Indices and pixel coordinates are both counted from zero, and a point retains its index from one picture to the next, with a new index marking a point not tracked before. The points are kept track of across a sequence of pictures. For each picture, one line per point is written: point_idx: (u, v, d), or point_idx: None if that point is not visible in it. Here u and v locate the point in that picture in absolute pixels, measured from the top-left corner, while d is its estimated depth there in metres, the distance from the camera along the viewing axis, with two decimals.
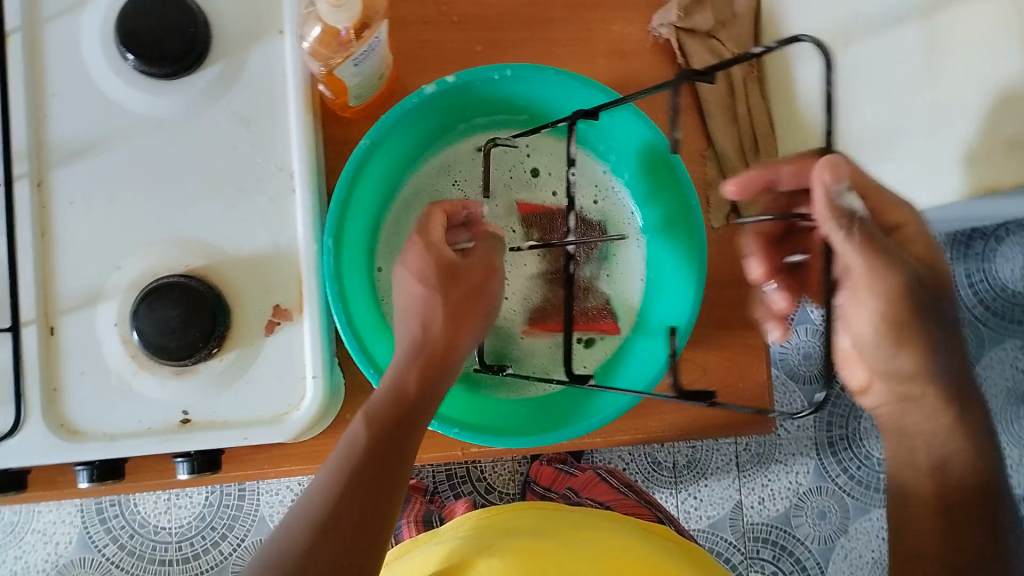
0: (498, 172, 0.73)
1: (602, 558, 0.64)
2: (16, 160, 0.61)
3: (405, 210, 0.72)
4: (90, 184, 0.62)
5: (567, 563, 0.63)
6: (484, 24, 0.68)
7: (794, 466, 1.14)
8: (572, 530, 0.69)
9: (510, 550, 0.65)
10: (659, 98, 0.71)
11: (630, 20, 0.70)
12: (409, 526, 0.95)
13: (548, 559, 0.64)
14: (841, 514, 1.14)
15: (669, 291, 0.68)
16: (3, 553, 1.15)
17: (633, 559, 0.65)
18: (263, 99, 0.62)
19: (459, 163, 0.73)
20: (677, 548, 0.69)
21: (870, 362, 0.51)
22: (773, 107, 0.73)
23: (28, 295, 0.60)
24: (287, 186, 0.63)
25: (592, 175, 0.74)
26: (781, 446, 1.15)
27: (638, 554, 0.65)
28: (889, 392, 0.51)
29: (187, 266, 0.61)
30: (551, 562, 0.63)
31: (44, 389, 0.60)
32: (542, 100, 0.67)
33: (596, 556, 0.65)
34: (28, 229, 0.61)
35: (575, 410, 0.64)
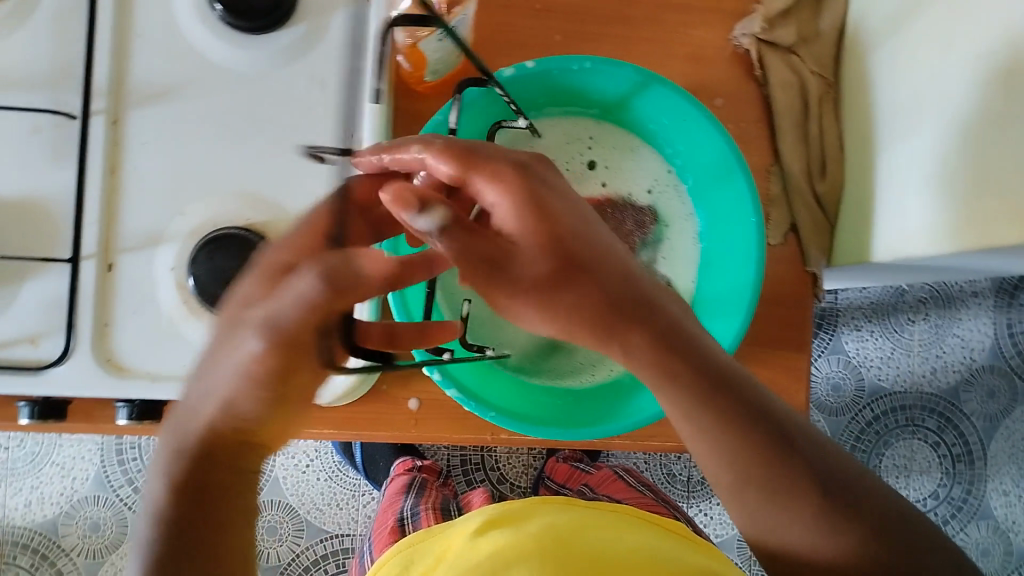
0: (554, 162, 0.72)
1: (624, 547, 0.64)
2: (94, 96, 0.61)
3: None
4: (161, 128, 0.62)
5: (590, 549, 0.63)
6: (567, 15, 0.68)
7: None
8: (574, 520, 0.69)
9: (535, 538, 0.64)
10: (732, 108, 0.70)
11: (713, 26, 0.69)
12: (427, 514, 0.88)
13: (572, 546, 0.63)
14: None
15: (728, 274, 0.67)
16: (21, 482, 1.17)
17: (652, 551, 0.64)
18: (342, 64, 0.63)
19: None
20: (688, 543, 0.70)
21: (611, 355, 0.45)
22: (844, 130, 0.72)
23: (91, 230, 0.61)
24: (354, 153, 0.63)
25: (653, 169, 0.73)
26: None
27: (655, 548, 0.65)
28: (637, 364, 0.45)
29: (247, 221, 0.62)
30: (575, 549, 0.63)
31: (96, 323, 0.61)
32: (615, 95, 0.68)
33: (618, 546, 0.64)
34: (98, 165, 0.61)
35: (611, 411, 0.64)
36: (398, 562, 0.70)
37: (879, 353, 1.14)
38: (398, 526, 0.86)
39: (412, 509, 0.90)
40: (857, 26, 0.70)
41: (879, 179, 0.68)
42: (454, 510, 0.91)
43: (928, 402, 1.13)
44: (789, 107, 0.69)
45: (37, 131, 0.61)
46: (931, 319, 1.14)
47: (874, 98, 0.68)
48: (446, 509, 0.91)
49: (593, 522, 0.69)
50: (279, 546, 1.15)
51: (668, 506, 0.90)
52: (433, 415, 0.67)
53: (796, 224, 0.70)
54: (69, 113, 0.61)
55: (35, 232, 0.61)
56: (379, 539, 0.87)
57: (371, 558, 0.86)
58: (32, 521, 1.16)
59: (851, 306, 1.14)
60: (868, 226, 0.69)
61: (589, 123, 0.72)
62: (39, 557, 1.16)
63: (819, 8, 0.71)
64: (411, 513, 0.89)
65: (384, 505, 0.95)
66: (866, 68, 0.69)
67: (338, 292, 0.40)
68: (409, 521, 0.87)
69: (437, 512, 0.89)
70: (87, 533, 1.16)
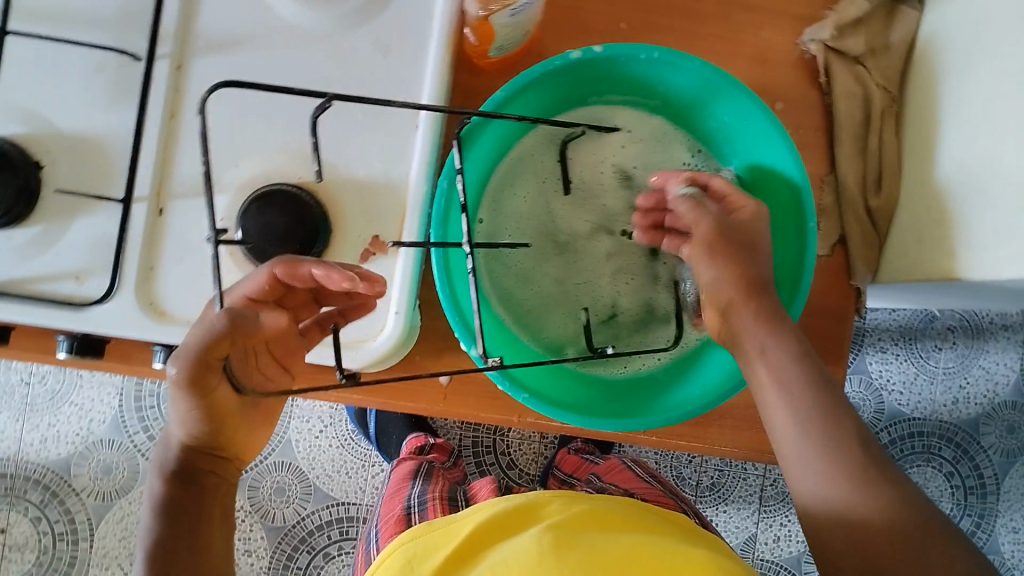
0: (593, 154, 0.73)
1: (626, 541, 0.60)
2: (160, 40, 0.61)
3: (507, 179, 0.72)
4: (223, 79, 0.62)
5: (592, 540, 0.60)
6: (636, 4, 0.67)
7: (791, 510, 1.13)
8: (579, 511, 0.65)
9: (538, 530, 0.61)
10: (792, 113, 0.69)
11: (781, 28, 0.68)
12: (434, 506, 0.82)
13: (574, 537, 0.60)
14: (801, 549, 1.14)
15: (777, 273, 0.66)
16: (39, 418, 1.18)
17: (657, 543, 0.60)
18: (408, 29, 0.63)
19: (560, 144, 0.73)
20: (701, 538, 0.66)
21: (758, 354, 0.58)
22: (903, 146, 0.71)
23: (145, 173, 0.61)
24: (411, 122, 0.63)
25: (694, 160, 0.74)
26: (770, 489, 1.14)
27: (663, 542, 0.61)
28: (754, 352, 0.58)
29: (300, 179, 0.62)
30: (577, 539, 0.60)
31: (142, 266, 0.61)
32: (678, 86, 0.68)
33: (622, 540, 0.60)
34: (158, 110, 0.62)
35: (643, 409, 0.64)
36: (395, 563, 0.64)
37: (901, 377, 1.12)
38: (405, 514, 0.81)
39: (420, 498, 0.85)
40: (928, 42, 0.68)
41: (936, 199, 0.67)
42: (461, 502, 0.86)
43: (947, 431, 1.12)
44: (851, 118, 0.68)
45: (101, 69, 0.62)
46: (958, 348, 1.12)
47: (938, 116, 0.67)
48: (453, 500, 0.86)
49: (606, 521, 0.64)
50: (285, 507, 1.17)
51: (677, 498, 0.88)
52: (461, 392, 0.67)
53: (844, 237, 0.70)
54: (134, 55, 0.61)
55: (91, 170, 0.62)
56: (386, 526, 0.82)
57: (375, 546, 0.82)
58: (45, 458, 1.18)
59: (879, 328, 1.12)
60: (920, 246, 0.68)
61: (635, 113, 0.74)
62: (49, 494, 1.18)
63: (891, 19, 0.70)
64: (418, 501, 0.84)
65: (392, 490, 0.91)
66: (933, 86, 0.68)
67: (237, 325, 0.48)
68: (416, 510, 0.82)
69: (445, 503, 0.84)
70: (98, 476, 1.17)
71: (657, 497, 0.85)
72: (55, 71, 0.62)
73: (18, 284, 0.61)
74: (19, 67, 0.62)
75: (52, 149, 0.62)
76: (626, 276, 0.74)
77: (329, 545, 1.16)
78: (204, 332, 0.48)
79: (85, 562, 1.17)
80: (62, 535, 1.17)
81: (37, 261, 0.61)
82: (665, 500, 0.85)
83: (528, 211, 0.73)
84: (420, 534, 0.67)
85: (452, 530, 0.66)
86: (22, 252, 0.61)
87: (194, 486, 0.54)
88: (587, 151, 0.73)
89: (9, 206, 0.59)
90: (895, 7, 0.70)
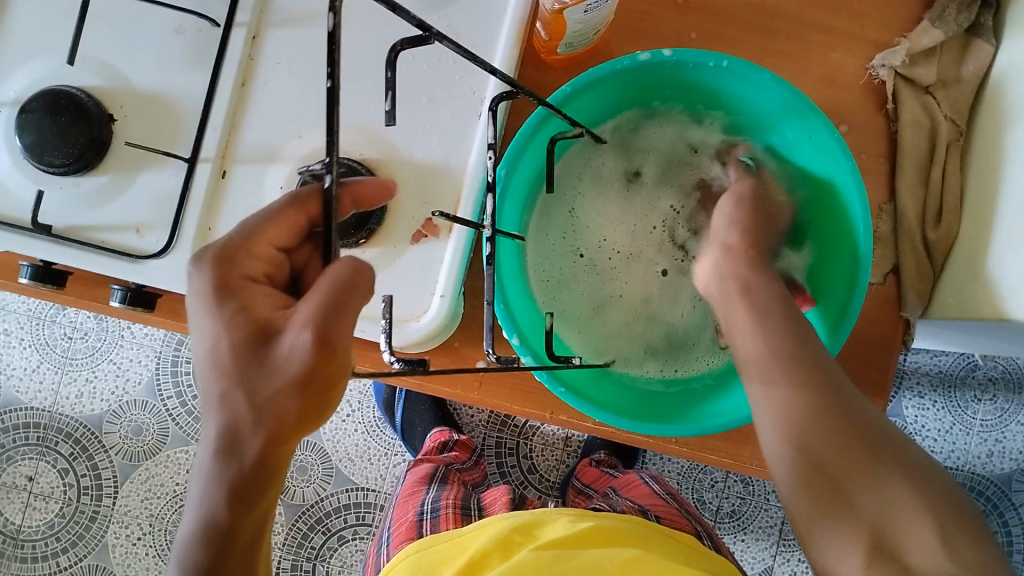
0: (612, 167, 0.75)
1: (627, 560, 0.59)
2: (240, 8, 0.63)
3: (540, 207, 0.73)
4: (298, 51, 0.64)
5: (594, 561, 0.59)
6: (709, 14, 0.67)
7: None
8: (585, 527, 0.65)
9: (544, 550, 0.61)
10: (856, 138, 0.69)
11: (853, 52, 0.67)
12: (446, 512, 0.77)
13: (578, 559, 0.60)
14: None
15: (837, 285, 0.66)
16: (78, 373, 1.21)
17: (659, 563, 0.59)
18: (481, 16, 0.63)
19: (574, 167, 0.75)
20: (700, 555, 0.66)
21: (842, 387, 0.53)
22: (967, 181, 0.71)
23: (213, 134, 0.63)
24: (474, 110, 0.63)
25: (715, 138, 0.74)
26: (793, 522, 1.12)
27: (662, 561, 0.60)
28: None
29: (361, 156, 0.63)
30: (580, 560, 0.59)
31: (200, 224, 0.63)
32: (743, 99, 0.68)
33: (624, 559, 0.59)
34: (232, 75, 0.63)
35: (677, 416, 0.64)
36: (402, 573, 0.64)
37: (937, 424, 1.09)
38: (416, 521, 0.77)
39: (433, 504, 0.80)
40: (999, 78, 0.67)
41: (998, 237, 0.66)
42: (475, 511, 0.80)
43: (977, 484, 1.08)
44: (914, 148, 0.67)
45: (180, 32, 0.63)
46: (998, 401, 1.08)
47: (1005, 152, 0.66)
48: (466, 509, 0.80)
49: (609, 540, 0.63)
50: (305, 487, 1.17)
51: (692, 519, 0.82)
52: (497, 383, 0.68)
53: (898, 267, 0.69)
54: (213, 20, 0.63)
55: (162, 128, 0.63)
56: (396, 533, 0.78)
57: (384, 553, 0.77)
58: (80, 412, 1.20)
59: (918, 371, 1.09)
60: (976, 282, 0.68)
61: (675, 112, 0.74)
62: (79, 448, 1.20)
63: (964, 53, 0.69)
64: (430, 508, 0.79)
65: (404, 493, 0.86)
66: (1002, 121, 0.67)
67: (354, 277, 0.43)
68: (428, 518, 0.77)
69: (457, 513, 0.78)
70: (129, 435, 1.19)
71: (671, 515, 0.80)
72: (136, 29, 0.63)
73: (80, 231, 0.63)
74: (103, 24, 0.63)
75: (125, 104, 0.63)
76: (678, 289, 0.76)
77: (344, 528, 1.17)
78: (332, 282, 0.43)
79: (106, 519, 1.19)
80: (87, 489, 1.19)
81: (99, 209, 0.63)
82: (680, 520, 0.80)
83: (563, 255, 0.75)
84: (429, 546, 0.66)
85: (460, 545, 0.65)
86: (87, 200, 0.63)
87: (252, 499, 0.48)
88: (606, 167, 0.75)
89: (80, 153, 0.61)
90: (970, 41, 0.69)
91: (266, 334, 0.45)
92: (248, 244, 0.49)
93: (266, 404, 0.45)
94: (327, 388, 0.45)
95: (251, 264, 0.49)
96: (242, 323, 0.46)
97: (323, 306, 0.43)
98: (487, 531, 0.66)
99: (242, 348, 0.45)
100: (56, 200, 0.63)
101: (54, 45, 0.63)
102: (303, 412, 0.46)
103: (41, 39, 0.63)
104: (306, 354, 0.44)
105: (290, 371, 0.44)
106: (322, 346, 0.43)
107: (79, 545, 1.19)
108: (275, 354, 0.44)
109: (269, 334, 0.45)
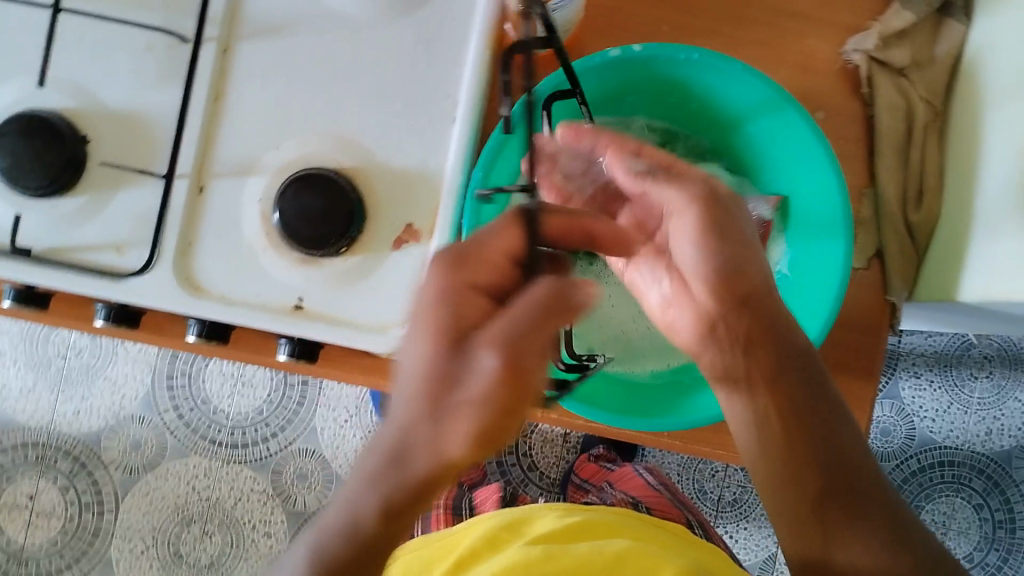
0: None
1: (615, 552, 0.59)
2: (208, 23, 0.63)
3: None
4: (269, 62, 0.63)
5: (583, 554, 0.59)
6: (679, 8, 0.67)
7: None
8: (573, 522, 0.65)
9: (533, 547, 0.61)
10: (833, 124, 0.69)
11: (824, 38, 0.67)
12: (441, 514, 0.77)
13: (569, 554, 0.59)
14: None
15: (818, 272, 0.65)
16: (74, 391, 1.21)
17: (646, 554, 0.59)
18: (451, 20, 0.63)
19: None
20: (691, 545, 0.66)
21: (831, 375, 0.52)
22: (947, 161, 0.71)
23: (188, 149, 0.63)
24: (448, 114, 0.63)
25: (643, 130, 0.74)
26: None
27: (648, 551, 0.60)
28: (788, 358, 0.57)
29: (338, 164, 0.63)
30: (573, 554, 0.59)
31: (180, 239, 0.63)
32: (716, 91, 0.69)
33: (612, 552, 0.59)
34: (203, 90, 0.63)
35: (665, 411, 0.64)
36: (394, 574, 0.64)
37: (934, 405, 1.09)
38: None
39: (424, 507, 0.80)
40: (974, 56, 0.67)
41: (980, 215, 0.66)
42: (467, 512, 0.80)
43: (978, 462, 1.08)
44: (892, 131, 0.67)
45: (149, 48, 0.63)
46: (995, 378, 1.08)
47: (982, 130, 0.66)
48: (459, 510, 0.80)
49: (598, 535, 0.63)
50: (307, 494, 1.16)
51: (687, 511, 0.82)
52: None
53: (882, 251, 0.69)
54: (182, 36, 0.63)
55: (137, 146, 0.63)
56: None
57: None
58: (77, 429, 1.20)
59: (913, 352, 1.09)
60: (961, 261, 0.68)
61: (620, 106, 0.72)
62: (78, 465, 1.20)
63: (937, 33, 0.69)
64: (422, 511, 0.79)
65: None
66: (979, 100, 0.67)
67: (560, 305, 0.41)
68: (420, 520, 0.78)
69: (450, 513, 0.78)
70: (128, 450, 1.19)
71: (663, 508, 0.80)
72: (107, 48, 0.63)
73: (59, 252, 0.63)
74: (74, 45, 0.63)
75: (99, 124, 0.63)
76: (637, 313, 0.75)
77: None
78: (535, 307, 0.41)
79: (109, 535, 1.19)
80: (89, 505, 1.19)
81: (78, 230, 0.63)
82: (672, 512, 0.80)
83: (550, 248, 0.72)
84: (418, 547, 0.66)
85: (450, 545, 0.65)
86: (67, 221, 0.63)
87: None
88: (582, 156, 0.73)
89: (55, 175, 0.61)
90: (943, 22, 0.69)
91: (459, 346, 0.42)
92: (479, 248, 0.45)
93: (448, 426, 0.41)
94: (513, 409, 0.41)
95: (477, 267, 0.45)
96: (433, 325, 0.43)
97: (524, 325, 0.41)
98: (476, 530, 0.67)
99: (430, 358, 0.42)
100: (36, 222, 0.63)
101: (27, 69, 0.63)
102: (484, 439, 0.41)
103: (13, 62, 0.63)
104: (497, 372, 0.40)
105: (474, 387, 0.41)
106: (512, 366, 0.40)
107: (84, 561, 1.19)
108: (468, 368, 0.41)
109: (465, 348, 0.42)
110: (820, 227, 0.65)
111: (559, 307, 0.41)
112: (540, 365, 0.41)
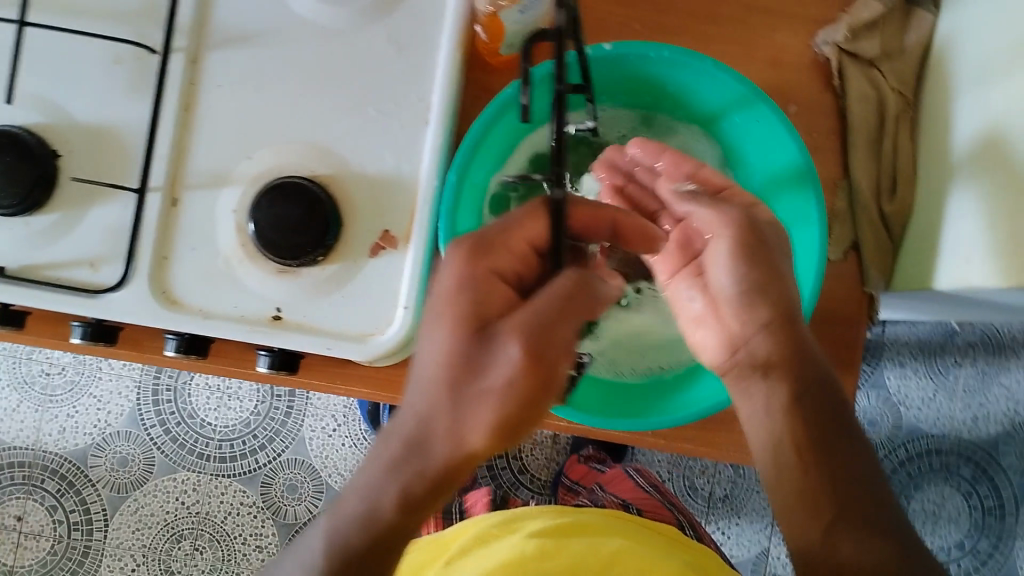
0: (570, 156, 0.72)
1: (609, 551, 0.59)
2: (177, 34, 0.62)
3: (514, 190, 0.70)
4: (240, 71, 0.63)
5: (577, 552, 0.59)
6: (649, 6, 0.67)
7: None
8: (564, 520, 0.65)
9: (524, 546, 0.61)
10: (806, 118, 0.69)
11: (794, 32, 0.68)
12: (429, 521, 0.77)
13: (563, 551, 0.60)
14: None
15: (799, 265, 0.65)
16: (58, 409, 1.20)
17: (639, 555, 0.59)
18: (422, 24, 0.63)
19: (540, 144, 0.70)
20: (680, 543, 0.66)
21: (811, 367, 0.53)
22: (921, 150, 0.71)
23: (161, 162, 0.62)
24: (421, 118, 0.63)
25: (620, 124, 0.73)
26: None
27: (640, 551, 0.60)
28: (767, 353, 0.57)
29: (312, 172, 0.62)
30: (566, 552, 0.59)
31: (155, 253, 0.62)
32: (689, 88, 0.69)
33: (605, 550, 0.60)
34: (175, 101, 0.63)
35: (648, 412, 0.64)
36: None
37: (920, 393, 1.09)
38: None
39: None
40: (943, 45, 0.68)
41: (954, 203, 0.66)
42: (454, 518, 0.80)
43: (965, 449, 1.08)
44: (864, 123, 0.67)
45: (118, 61, 0.63)
46: (979, 365, 1.07)
47: (954, 119, 0.66)
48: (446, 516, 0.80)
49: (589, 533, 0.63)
50: (296, 505, 1.16)
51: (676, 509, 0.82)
52: None
53: (859, 242, 0.69)
54: (151, 48, 0.62)
55: (109, 160, 0.63)
56: None
57: None
58: (63, 448, 1.19)
59: (897, 342, 1.10)
60: (938, 249, 0.68)
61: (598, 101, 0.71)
62: (65, 484, 1.19)
63: (906, 24, 0.70)
64: None
65: None
66: (949, 89, 0.67)
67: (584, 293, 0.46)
68: None
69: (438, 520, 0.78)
70: (114, 468, 1.18)
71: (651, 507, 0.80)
72: (77, 63, 0.63)
73: (33, 270, 0.62)
74: (43, 60, 0.63)
75: (70, 139, 0.63)
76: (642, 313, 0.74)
77: None
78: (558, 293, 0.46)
79: (99, 553, 1.18)
80: (77, 524, 1.18)
81: (51, 246, 0.62)
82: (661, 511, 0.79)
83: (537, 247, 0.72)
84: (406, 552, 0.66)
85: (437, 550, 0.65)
86: (40, 238, 0.62)
87: None
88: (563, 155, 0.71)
89: (27, 192, 0.60)
90: (911, 12, 0.69)
91: (481, 338, 0.46)
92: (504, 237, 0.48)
93: (471, 419, 0.45)
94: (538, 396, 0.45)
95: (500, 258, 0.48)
96: (451, 322, 0.47)
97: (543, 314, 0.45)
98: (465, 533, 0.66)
99: (450, 349, 0.46)
100: (9, 240, 0.62)
101: None
102: (505, 429, 0.45)
103: None
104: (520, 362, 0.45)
105: (497, 377, 0.45)
106: (538, 355, 0.45)
107: None
108: (491, 359, 0.45)
109: (486, 339, 0.46)
110: (795, 220, 0.65)
111: (577, 301, 0.46)
112: (559, 356, 0.46)
